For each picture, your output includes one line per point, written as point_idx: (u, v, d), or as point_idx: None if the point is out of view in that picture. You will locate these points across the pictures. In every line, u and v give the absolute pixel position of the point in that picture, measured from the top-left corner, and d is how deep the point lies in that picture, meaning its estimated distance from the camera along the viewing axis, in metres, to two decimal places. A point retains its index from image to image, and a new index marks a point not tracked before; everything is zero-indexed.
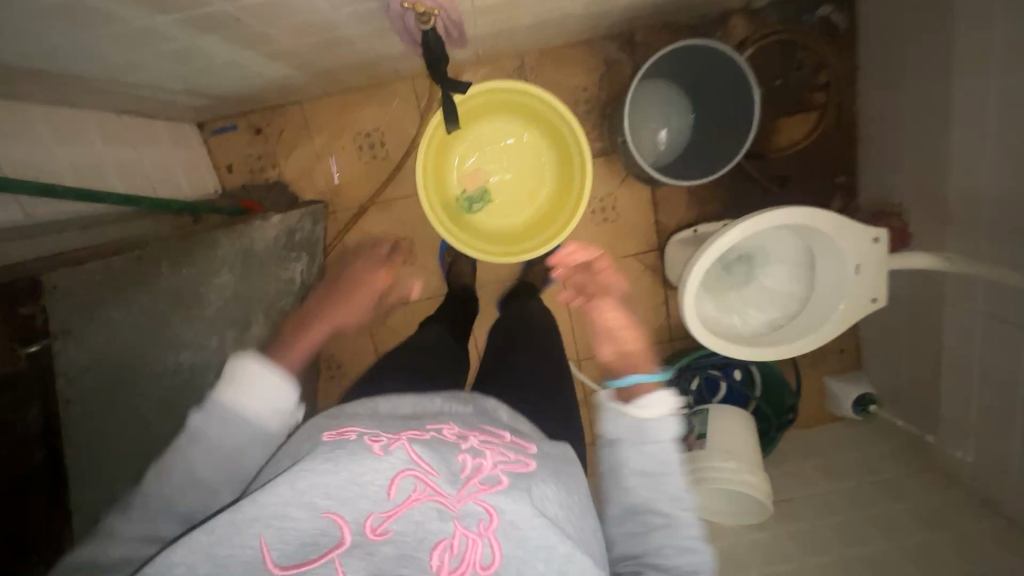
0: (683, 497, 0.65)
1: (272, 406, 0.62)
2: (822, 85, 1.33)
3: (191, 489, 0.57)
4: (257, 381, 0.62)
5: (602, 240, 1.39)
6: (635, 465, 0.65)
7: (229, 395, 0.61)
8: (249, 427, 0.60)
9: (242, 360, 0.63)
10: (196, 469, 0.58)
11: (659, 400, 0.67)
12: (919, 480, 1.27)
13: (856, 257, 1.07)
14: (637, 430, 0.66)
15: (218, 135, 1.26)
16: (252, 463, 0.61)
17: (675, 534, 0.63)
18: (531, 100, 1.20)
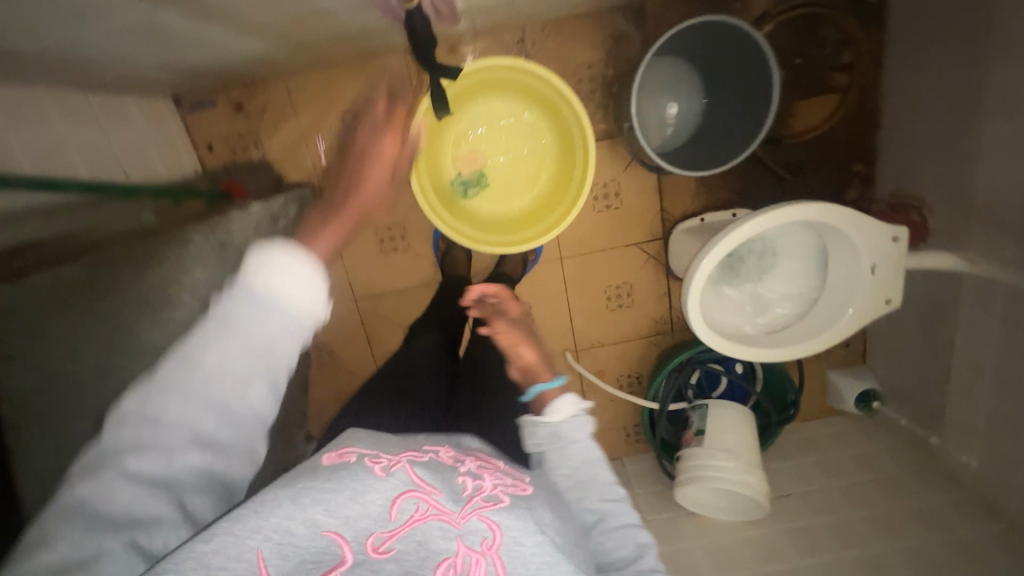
0: (608, 491, 0.74)
1: (307, 297, 0.50)
2: (846, 64, 1.23)
3: (215, 392, 0.46)
4: (290, 269, 0.49)
5: (603, 229, 1.33)
6: (563, 472, 0.73)
7: (256, 276, 0.48)
8: (282, 318, 0.49)
9: (274, 245, 0.50)
10: (219, 367, 0.46)
11: (566, 403, 0.75)
12: (918, 482, 1.25)
13: (873, 258, 1.01)
14: (554, 439, 0.74)
15: (196, 111, 1.18)
16: (286, 360, 0.50)
17: (604, 527, 0.72)
18: (533, 77, 1.12)
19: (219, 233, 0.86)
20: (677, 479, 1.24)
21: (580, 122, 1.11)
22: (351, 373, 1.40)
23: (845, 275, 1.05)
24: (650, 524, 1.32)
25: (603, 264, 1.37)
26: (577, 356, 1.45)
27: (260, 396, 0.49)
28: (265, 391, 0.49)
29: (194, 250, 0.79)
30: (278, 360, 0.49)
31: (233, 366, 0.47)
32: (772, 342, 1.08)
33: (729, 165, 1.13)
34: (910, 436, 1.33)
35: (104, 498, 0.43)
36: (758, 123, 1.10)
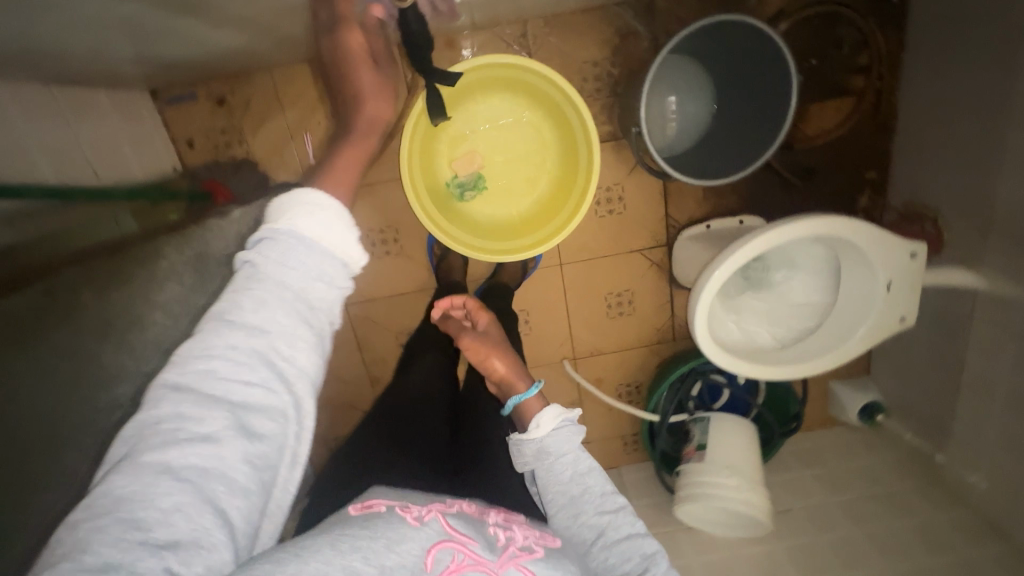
0: (605, 502, 0.68)
1: (339, 238, 0.51)
2: (863, 67, 1.18)
3: (257, 347, 0.45)
4: (316, 209, 0.51)
5: (605, 235, 1.28)
6: (555, 488, 0.71)
7: (284, 224, 0.50)
8: (318, 258, 0.50)
9: (297, 193, 0.52)
10: (257, 320, 0.45)
11: (546, 415, 0.76)
12: (922, 499, 1.22)
13: (889, 274, 0.96)
14: (540, 455, 0.74)
15: (176, 104, 1.10)
16: (324, 308, 0.50)
17: (604, 544, 0.65)
18: (535, 76, 1.05)
19: (196, 244, 0.80)
20: (678, 495, 1.20)
21: (584, 123, 1.05)
22: (341, 380, 1.35)
23: (858, 291, 1.00)
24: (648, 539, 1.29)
25: (605, 271, 1.32)
26: (575, 364, 1.40)
27: (303, 350, 0.47)
28: (307, 345, 0.47)
29: (166, 264, 0.73)
30: (318, 309, 0.49)
31: (271, 318, 0.46)
32: (782, 359, 1.04)
33: (740, 173, 1.07)
34: (915, 451, 1.30)
35: (141, 502, 0.37)
36: (773, 130, 1.04)
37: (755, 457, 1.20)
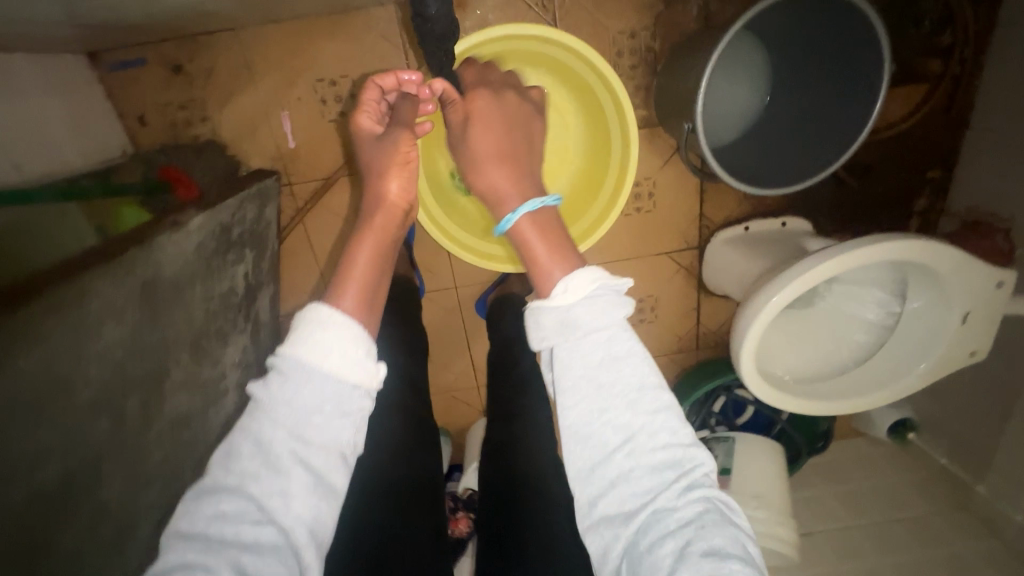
0: (645, 402, 0.51)
1: (347, 358, 0.50)
2: (942, 49, 1.01)
3: (261, 489, 0.45)
4: (320, 328, 0.50)
5: (630, 235, 1.13)
6: (578, 377, 0.52)
7: (289, 350, 0.49)
8: (323, 385, 0.49)
9: (305, 311, 0.52)
10: (263, 457, 0.46)
11: (581, 278, 0.54)
12: (953, 527, 1.15)
13: (965, 304, 0.84)
14: (566, 328, 0.53)
15: (120, 72, 0.90)
16: (333, 439, 0.48)
17: (636, 460, 0.49)
18: (567, 52, 0.87)
19: (143, 268, 0.63)
20: None
21: (622, 114, 0.87)
22: None
23: (926, 321, 0.88)
24: None
25: (627, 275, 1.17)
26: None
27: (306, 488, 0.46)
28: (311, 482, 0.46)
29: (105, 300, 0.57)
30: (322, 441, 0.48)
31: (275, 454, 0.46)
32: (831, 392, 0.91)
33: (802, 179, 0.92)
34: (948, 475, 1.22)
35: None
36: (845, 128, 0.88)
37: (785, 483, 1.12)
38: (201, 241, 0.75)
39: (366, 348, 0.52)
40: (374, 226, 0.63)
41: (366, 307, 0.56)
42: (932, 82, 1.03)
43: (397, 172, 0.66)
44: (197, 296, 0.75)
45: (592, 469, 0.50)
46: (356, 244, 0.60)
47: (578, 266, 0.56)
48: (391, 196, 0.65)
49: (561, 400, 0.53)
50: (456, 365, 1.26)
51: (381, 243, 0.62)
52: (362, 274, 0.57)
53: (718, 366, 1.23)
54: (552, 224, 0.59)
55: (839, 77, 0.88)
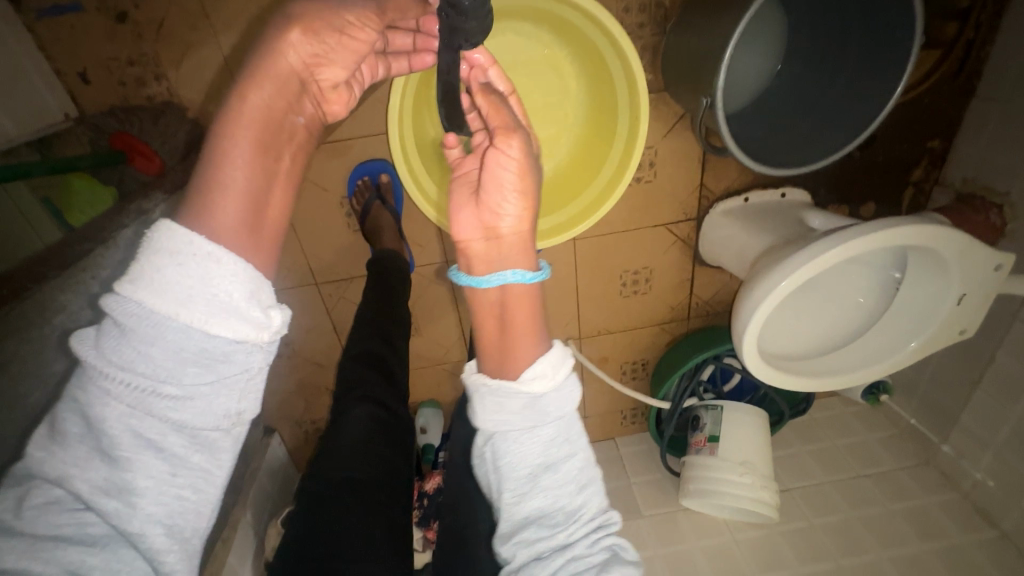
0: (584, 481, 0.55)
1: (218, 303, 0.38)
2: (962, 12, 0.95)
3: (96, 477, 0.37)
4: (175, 262, 0.37)
5: (629, 206, 1.08)
6: (533, 461, 0.53)
7: (132, 293, 0.36)
8: (179, 342, 0.37)
9: (153, 232, 0.37)
10: (101, 436, 0.37)
11: (551, 363, 0.54)
12: (917, 482, 1.24)
13: (963, 287, 0.85)
14: (534, 411, 0.53)
15: (52, 19, 0.76)
16: (203, 413, 0.39)
17: (573, 533, 0.52)
18: (576, 12, 0.79)
19: None
20: (686, 487, 1.20)
21: (632, 84, 0.81)
22: (315, 365, 1.19)
23: (920, 302, 0.89)
24: (647, 520, 1.28)
25: (623, 247, 1.14)
26: (580, 345, 1.27)
27: (159, 477, 0.38)
28: (169, 466, 0.38)
29: None
30: (185, 416, 0.38)
31: (114, 432, 0.37)
32: (822, 370, 0.93)
33: (819, 157, 0.90)
34: (915, 432, 1.30)
35: None
36: (864, 104, 0.86)
37: (768, 449, 1.17)
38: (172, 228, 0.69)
39: (253, 290, 0.39)
40: (258, 104, 0.40)
41: (251, 228, 0.39)
42: (946, 48, 0.98)
43: (320, 35, 0.43)
44: None
45: (530, 537, 0.52)
46: (232, 135, 0.38)
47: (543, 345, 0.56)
48: (291, 56, 0.42)
49: (509, 482, 0.54)
50: (447, 339, 1.22)
51: (273, 136, 0.40)
52: (250, 177, 0.39)
53: (705, 338, 1.24)
54: (525, 307, 0.56)
55: (862, 47, 0.84)
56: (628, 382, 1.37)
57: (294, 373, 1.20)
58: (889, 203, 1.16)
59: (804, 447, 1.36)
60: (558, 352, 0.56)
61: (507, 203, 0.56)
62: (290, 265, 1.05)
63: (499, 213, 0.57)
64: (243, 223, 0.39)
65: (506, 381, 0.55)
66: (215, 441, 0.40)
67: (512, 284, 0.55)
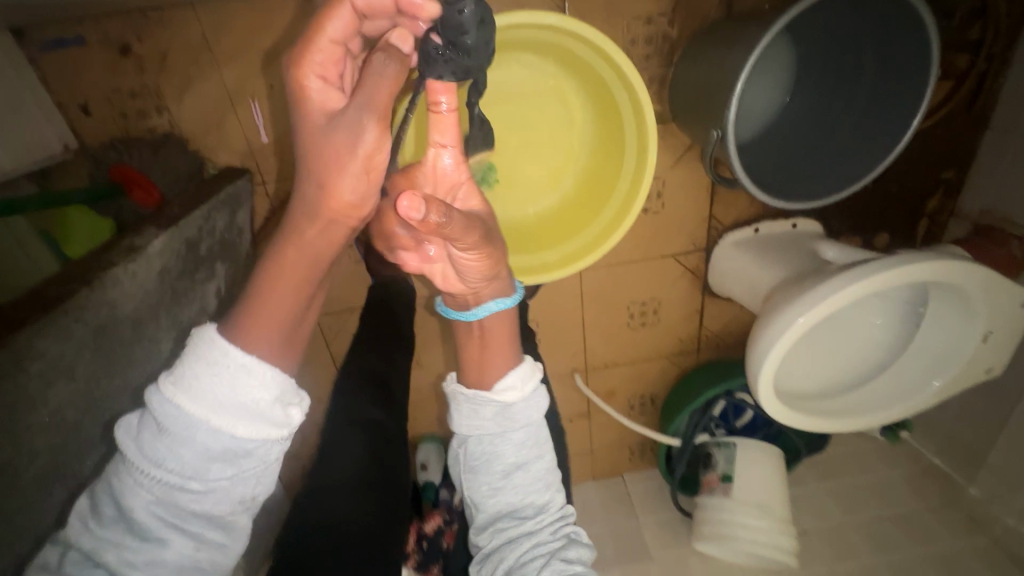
0: (552, 479, 0.61)
1: (246, 406, 0.43)
2: (973, 43, 0.94)
3: (126, 554, 0.40)
4: (212, 369, 0.42)
5: (637, 237, 1.05)
6: (506, 461, 0.59)
7: (170, 393, 0.41)
8: (206, 442, 0.41)
9: (197, 340, 0.43)
10: (130, 521, 0.41)
11: (522, 376, 0.60)
12: (942, 525, 1.18)
13: (987, 323, 0.81)
14: (505, 418, 0.59)
15: (55, 53, 0.75)
16: (223, 501, 0.43)
17: (540, 522, 0.58)
18: (582, 45, 0.78)
19: (92, 312, 0.56)
20: (699, 529, 1.15)
21: (640, 115, 0.79)
22: (315, 399, 1.16)
23: (943, 338, 0.86)
24: (657, 563, 1.23)
25: (630, 279, 1.11)
26: (586, 378, 1.23)
27: (182, 557, 0.41)
28: (191, 545, 0.42)
29: (44, 363, 0.50)
30: (205, 507, 0.42)
31: (142, 520, 0.41)
32: (838, 410, 0.89)
33: (839, 188, 0.87)
34: (938, 471, 1.24)
35: None
36: (881, 137, 0.84)
37: (783, 488, 1.12)
38: (164, 265, 0.68)
39: (279, 392, 0.44)
40: (310, 185, 0.45)
41: (282, 339, 0.45)
42: (958, 79, 0.96)
43: (347, 172, 0.44)
44: (157, 331, 0.67)
45: (500, 529, 0.59)
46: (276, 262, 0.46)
47: (514, 359, 0.61)
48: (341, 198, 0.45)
49: (486, 482, 0.60)
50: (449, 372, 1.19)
51: (305, 262, 0.46)
52: (287, 299, 0.45)
53: (717, 371, 1.19)
54: (504, 330, 0.60)
55: (877, 77, 0.82)
56: (637, 417, 1.32)
57: None
58: (903, 233, 1.13)
59: (822, 487, 1.30)
60: (530, 362, 0.62)
61: (470, 276, 0.57)
62: None
63: (461, 279, 0.57)
64: (279, 338, 0.45)
65: (479, 391, 0.60)
66: (233, 524, 0.44)
67: (495, 315, 0.60)
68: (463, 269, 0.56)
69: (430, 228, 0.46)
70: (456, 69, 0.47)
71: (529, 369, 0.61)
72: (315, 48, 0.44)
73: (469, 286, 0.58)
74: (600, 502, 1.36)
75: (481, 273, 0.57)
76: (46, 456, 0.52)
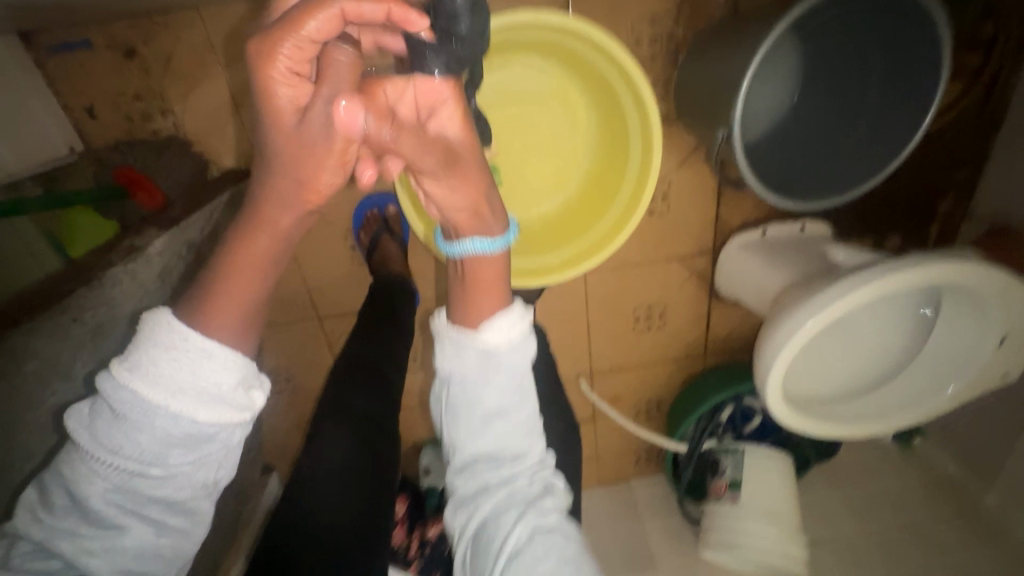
0: (534, 430, 0.58)
1: (206, 393, 0.42)
2: (985, 43, 0.92)
3: (84, 540, 0.40)
4: (171, 356, 0.42)
5: (642, 239, 1.04)
6: (487, 408, 0.56)
7: (127, 379, 0.41)
8: (166, 429, 0.41)
9: (153, 324, 0.42)
10: (87, 507, 0.41)
11: (508, 319, 0.56)
12: (957, 536, 1.15)
13: (1003, 328, 0.79)
14: (488, 363, 0.56)
15: (61, 57, 0.76)
16: (183, 486, 0.43)
17: (517, 469, 0.56)
18: (586, 46, 0.77)
19: (90, 312, 0.56)
20: (706, 537, 1.13)
21: (644, 115, 0.78)
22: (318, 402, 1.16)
23: (959, 342, 0.83)
24: (663, 572, 1.21)
25: (636, 281, 1.09)
26: (591, 383, 1.22)
27: (143, 539, 0.42)
28: (153, 530, 0.42)
29: (40, 363, 0.50)
30: (165, 491, 0.42)
31: (100, 505, 0.41)
32: (850, 415, 0.87)
33: (849, 189, 0.85)
34: (953, 481, 1.21)
35: None
36: (892, 137, 0.83)
37: (793, 495, 1.09)
38: (164, 266, 0.67)
39: (241, 376, 0.44)
40: (282, 178, 0.45)
41: (246, 321, 0.45)
42: (970, 79, 0.95)
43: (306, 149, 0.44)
44: None
45: (475, 474, 0.56)
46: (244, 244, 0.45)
47: (503, 305, 0.57)
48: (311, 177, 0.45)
49: (464, 428, 0.57)
50: None
51: (272, 243, 0.46)
52: (256, 278, 0.45)
53: (725, 375, 1.17)
54: (495, 272, 0.56)
55: (887, 75, 0.81)
56: (643, 422, 1.30)
57: (295, 410, 1.16)
58: (915, 235, 1.11)
59: (833, 494, 1.27)
60: (520, 304, 0.58)
61: (447, 209, 0.54)
62: (293, 299, 1.02)
63: (439, 211, 0.55)
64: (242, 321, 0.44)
65: (463, 329, 0.57)
66: (195, 507, 0.44)
67: (473, 256, 0.55)
68: (438, 200, 0.54)
69: (376, 140, 0.47)
70: (449, 60, 0.49)
71: (517, 315, 0.56)
72: (281, 41, 0.41)
73: (447, 218, 0.55)
74: (606, 509, 1.35)
75: (456, 205, 0.53)
76: (42, 456, 0.52)
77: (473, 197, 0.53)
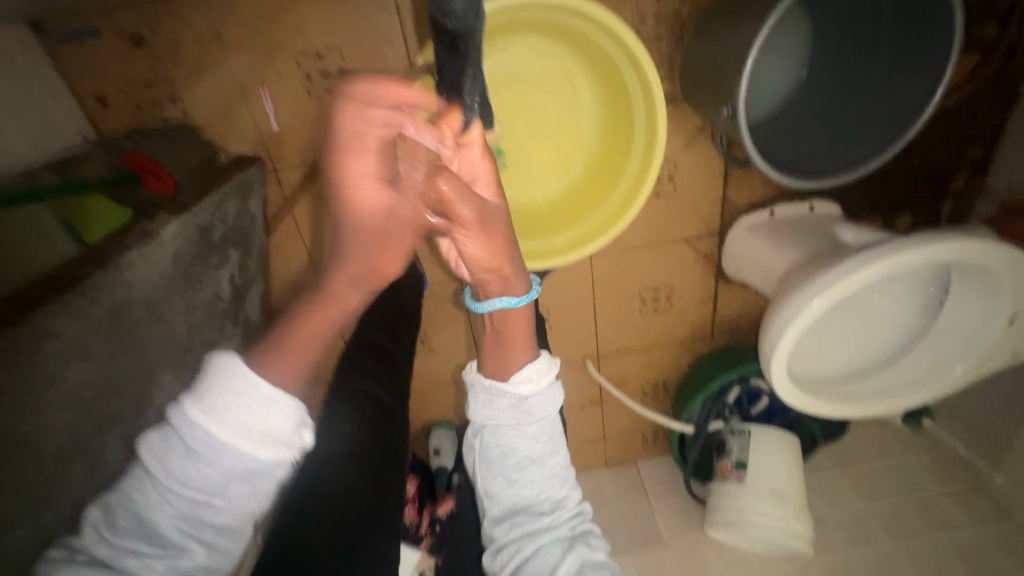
0: (567, 476, 0.65)
1: (268, 434, 0.48)
2: (1002, 12, 0.90)
3: (144, 560, 0.44)
4: (241, 401, 0.47)
5: (648, 221, 1.04)
6: (522, 456, 0.62)
7: (198, 418, 0.46)
8: (232, 464, 0.46)
9: (225, 371, 0.47)
10: (150, 530, 0.45)
11: (538, 371, 0.63)
12: (965, 513, 1.15)
13: (1013, 305, 0.78)
14: (520, 411, 0.62)
15: (71, 46, 0.77)
16: (237, 515, 0.48)
17: (557, 516, 0.62)
18: (588, 23, 0.76)
19: (105, 295, 0.58)
20: (713, 517, 1.13)
21: (649, 92, 0.77)
22: None
23: (967, 322, 0.83)
24: (670, 549, 1.22)
25: (642, 263, 1.09)
26: (598, 365, 1.23)
27: (199, 562, 0.46)
28: (207, 552, 0.47)
29: (60, 343, 0.52)
30: (223, 518, 0.47)
31: (165, 528, 0.45)
32: (860, 396, 0.87)
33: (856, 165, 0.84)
34: (962, 459, 1.21)
35: None
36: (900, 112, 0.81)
37: (801, 475, 1.10)
38: (177, 249, 0.69)
39: (299, 422, 0.49)
40: (355, 256, 0.50)
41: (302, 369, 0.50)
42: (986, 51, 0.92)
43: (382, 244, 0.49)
44: (170, 313, 0.69)
45: (517, 520, 0.62)
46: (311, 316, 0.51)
47: (530, 356, 0.64)
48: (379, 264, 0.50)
49: (502, 475, 0.63)
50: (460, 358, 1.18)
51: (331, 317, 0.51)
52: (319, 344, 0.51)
53: (732, 356, 1.18)
54: (521, 325, 0.63)
55: (898, 48, 0.79)
56: (649, 403, 1.31)
57: None
58: (927, 213, 1.10)
59: (841, 474, 1.28)
60: (548, 358, 0.65)
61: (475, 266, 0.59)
62: None
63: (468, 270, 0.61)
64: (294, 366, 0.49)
65: (496, 381, 0.64)
66: (243, 532, 0.49)
67: (500, 311, 0.62)
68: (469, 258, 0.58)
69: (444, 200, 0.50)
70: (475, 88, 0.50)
71: (548, 366, 0.64)
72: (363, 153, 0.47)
73: (476, 277, 0.61)
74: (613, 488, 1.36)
75: (485, 266, 0.58)
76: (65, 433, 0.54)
77: (500, 257, 0.57)
